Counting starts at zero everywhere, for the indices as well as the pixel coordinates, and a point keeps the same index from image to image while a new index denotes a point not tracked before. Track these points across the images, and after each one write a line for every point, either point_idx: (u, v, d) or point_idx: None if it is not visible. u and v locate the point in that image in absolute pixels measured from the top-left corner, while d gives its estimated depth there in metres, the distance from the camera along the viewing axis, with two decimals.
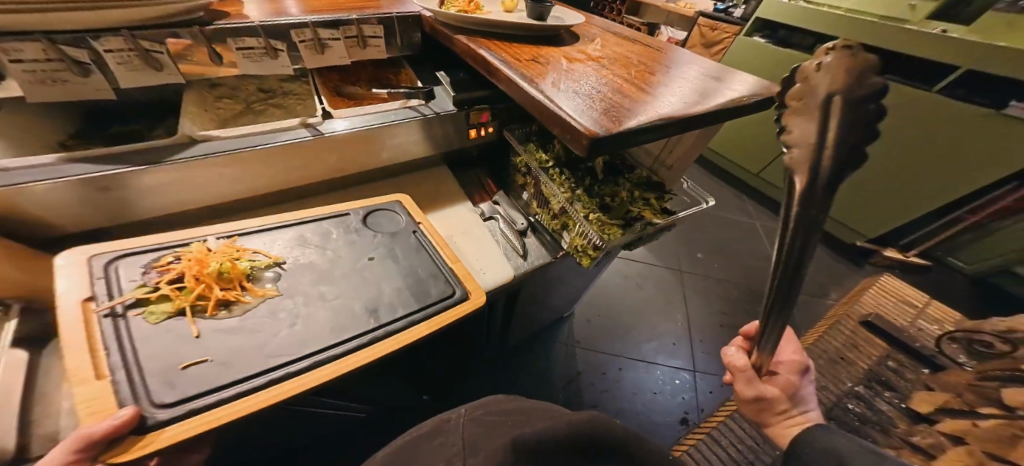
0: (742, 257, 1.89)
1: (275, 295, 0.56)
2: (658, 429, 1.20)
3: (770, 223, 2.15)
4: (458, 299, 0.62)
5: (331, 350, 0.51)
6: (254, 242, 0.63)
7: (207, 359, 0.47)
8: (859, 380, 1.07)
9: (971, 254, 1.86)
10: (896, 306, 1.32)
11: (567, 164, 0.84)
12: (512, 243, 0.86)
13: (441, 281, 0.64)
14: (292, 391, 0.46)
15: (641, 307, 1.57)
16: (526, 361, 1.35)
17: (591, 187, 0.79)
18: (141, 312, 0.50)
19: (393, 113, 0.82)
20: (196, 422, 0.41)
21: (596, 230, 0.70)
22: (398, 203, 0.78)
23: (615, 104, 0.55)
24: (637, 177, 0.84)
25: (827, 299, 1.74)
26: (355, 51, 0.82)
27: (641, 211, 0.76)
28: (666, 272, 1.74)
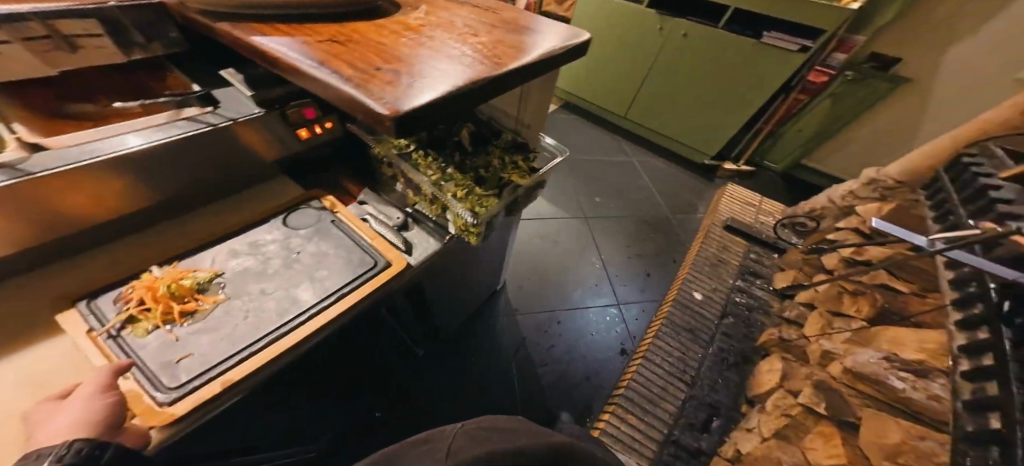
0: (631, 192, 2.12)
1: (226, 299, 0.50)
2: (602, 365, 1.30)
3: (646, 157, 2.43)
4: (381, 267, 0.58)
5: (290, 324, 0.48)
6: (199, 258, 0.54)
7: (187, 355, 0.43)
8: (738, 275, 1.32)
9: (776, 155, 2.33)
10: (743, 207, 1.67)
11: (431, 146, 0.68)
12: (393, 238, 0.64)
13: (362, 250, 0.60)
14: (263, 361, 0.44)
15: (562, 260, 1.64)
16: (467, 350, 1.28)
17: (462, 163, 0.66)
18: (126, 331, 0.45)
19: (161, 128, 0.51)
20: (192, 402, 0.39)
21: (467, 207, 0.59)
22: (314, 197, 0.67)
23: (427, 70, 0.44)
24: (504, 141, 0.71)
25: (697, 213, 2.07)
26: (58, 56, 0.51)
27: (509, 176, 0.66)
28: (574, 222, 1.84)
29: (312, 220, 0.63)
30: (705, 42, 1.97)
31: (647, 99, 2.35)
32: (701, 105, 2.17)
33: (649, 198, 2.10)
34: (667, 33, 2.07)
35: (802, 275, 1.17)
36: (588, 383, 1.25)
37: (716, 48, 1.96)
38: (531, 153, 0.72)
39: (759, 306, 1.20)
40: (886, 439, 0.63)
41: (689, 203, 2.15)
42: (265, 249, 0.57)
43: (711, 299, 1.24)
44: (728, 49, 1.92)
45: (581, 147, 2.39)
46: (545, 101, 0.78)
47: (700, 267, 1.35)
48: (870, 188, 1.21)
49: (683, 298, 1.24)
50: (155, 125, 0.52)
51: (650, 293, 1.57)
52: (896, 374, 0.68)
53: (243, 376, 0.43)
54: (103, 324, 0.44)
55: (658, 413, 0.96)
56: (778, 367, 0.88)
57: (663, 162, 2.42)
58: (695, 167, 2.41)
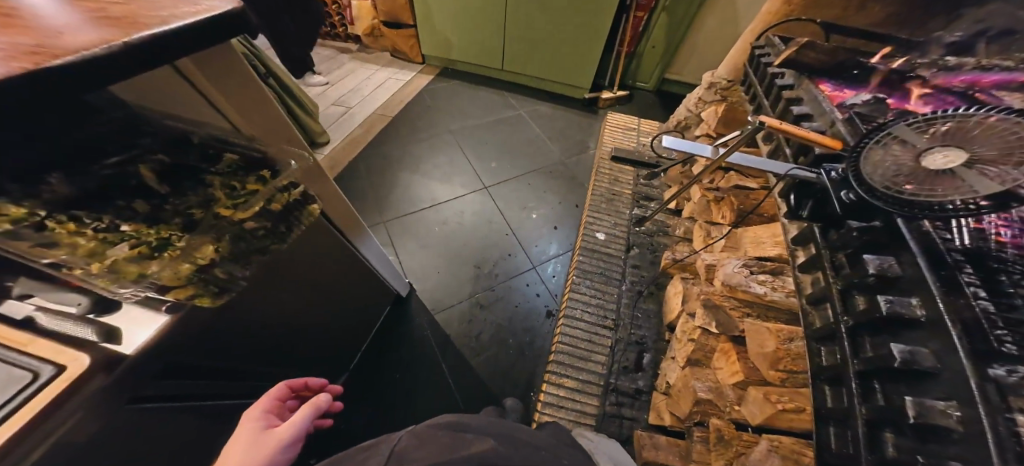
0: (523, 147, 2.05)
1: None
2: (531, 334, 1.27)
3: (530, 106, 2.34)
4: (45, 377, 0.34)
5: None
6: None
7: None
8: (633, 203, 1.36)
9: (643, 73, 2.42)
10: (625, 134, 1.71)
11: (83, 203, 0.41)
12: (82, 333, 0.37)
13: (4, 368, 0.35)
14: None
15: (469, 241, 1.54)
16: (387, 380, 1.13)
17: (151, 212, 0.45)
18: None
19: None
20: None
21: (130, 280, 0.41)
22: None
23: None
24: (223, 164, 0.52)
25: (589, 149, 2.09)
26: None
27: (227, 208, 0.50)
28: (472, 197, 1.73)
29: None
30: None
31: (512, 46, 2.24)
32: (561, 41, 2.12)
33: (542, 148, 2.06)
34: None
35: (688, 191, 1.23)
36: (526, 357, 1.22)
37: None
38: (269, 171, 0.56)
39: (658, 229, 1.25)
40: (766, 347, 0.67)
41: (580, 141, 2.15)
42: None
43: (614, 235, 1.26)
44: None
45: (462, 113, 2.21)
46: (230, 93, 0.49)
47: (597, 206, 1.35)
48: (711, 91, 1.29)
49: (589, 243, 1.24)
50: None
51: (557, 244, 1.56)
52: (755, 279, 0.75)
53: None
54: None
55: (590, 367, 0.97)
56: (680, 290, 0.94)
57: (548, 106, 2.36)
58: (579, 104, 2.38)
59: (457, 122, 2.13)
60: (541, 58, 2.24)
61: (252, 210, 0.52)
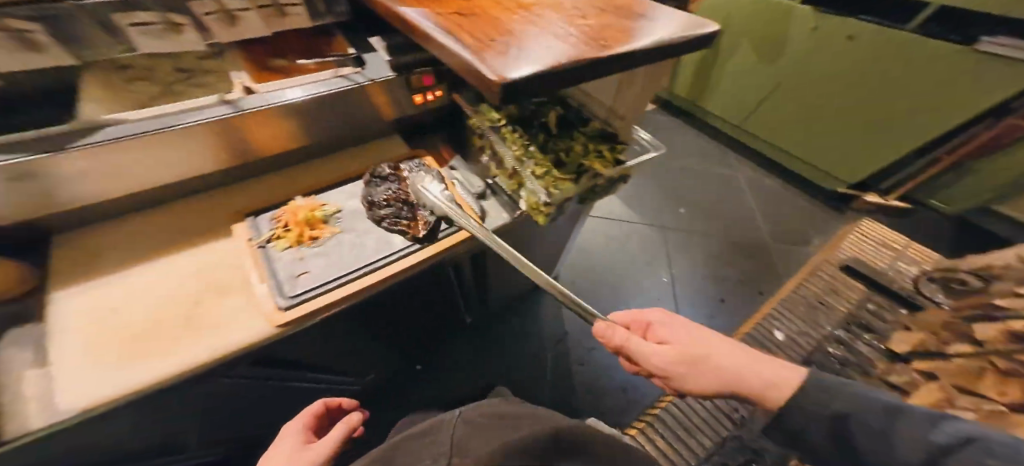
0: (725, 208, 1.87)
1: (332, 233, 0.65)
2: (648, 378, 1.24)
3: (757, 172, 2.09)
4: (453, 229, 0.68)
5: (369, 266, 0.61)
6: (329, 196, 0.70)
7: (306, 271, 0.59)
8: (840, 324, 1.14)
9: (952, 194, 1.78)
10: (875, 249, 1.37)
11: (517, 120, 0.66)
12: (474, 204, 0.70)
13: (446, 205, 0.69)
14: (351, 290, 0.58)
15: (624, 266, 1.56)
16: (508, 330, 1.35)
17: (544, 143, 0.65)
18: (273, 243, 0.63)
19: (320, 82, 0.65)
20: (312, 306, 0.56)
21: (541, 189, 0.59)
22: (417, 157, 0.77)
23: (557, 47, 0.43)
24: (591, 128, 0.68)
25: (808, 246, 1.73)
26: (276, 22, 0.60)
27: (590, 163, 0.63)
28: (647, 230, 1.72)
29: (407, 176, 0.74)
30: (883, 52, 1.50)
31: (779, 117, 1.93)
32: (850, 124, 1.71)
33: (750, 220, 1.82)
34: (829, 35, 1.62)
35: (931, 341, 0.92)
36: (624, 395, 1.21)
37: (895, 59, 1.48)
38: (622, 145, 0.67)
39: (857, 363, 1.02)
40: None
41: (800, 231, 1.80)
42: (376, 193, 0.68)
43: (793, 344, 1.12)
44: (914, 63, 1.44)
45: (677, 153, 2.16)
46: (652, 89, 0.69)
47: (789, 305, 1.22)
48: None
49: (760, 336, 1.14)
50: (320, 80, 0.65)
51: (717, 319, 1.42)
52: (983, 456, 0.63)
53: (331, 301, 0.57)
54: (261, 236, 0.63)
55: (691, 441, 0.90)
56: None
57: (777, 181, 2.05)
58: (824, 192, 1.97)
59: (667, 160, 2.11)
60: (805, 133, 1.87)
61: (598, 172, 0.63)
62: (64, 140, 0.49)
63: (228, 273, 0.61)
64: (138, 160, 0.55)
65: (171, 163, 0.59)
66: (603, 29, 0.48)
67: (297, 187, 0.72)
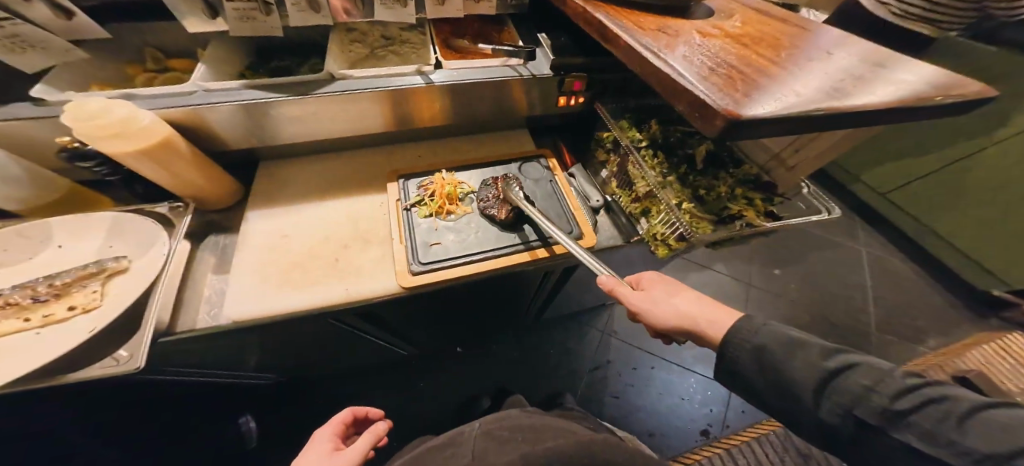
0: (826, 276, 1.69)
1: (466, 212, 0.72)
2: (676, 432, 1.34)
3: (880, 248, 1.83)
4: (574, 236, 0.72)
5: (492, 252, 0.68)
6: (467, 175, 0.79)
7: (438, 243, 0.69)
8: None
9: None
10: (1013, 369, 1.16)
11: (664, 148, 0.72)
12: (586, 214, 0.77)
13: (567, 213, 0.76)
14: (473, 270, 0.66)
15: None
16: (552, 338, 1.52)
17: (683, 176, 0.69)
18: (416, 207, 0.73)
19: (490, 70, 0.75)
20: (441, 276, 0.65)
21: (685, 221, 0.62)
22: (541, 156, 0.85)
23: (757, 84, 0.44)
24: (741, 172, 0.70)
25: (921, 345, 1.51)
26: (469, 5, 0.71)
27: (734, 209, 0.65)
28: (728, 280, 1.63)
29: (538, 175, 0.81)
30: None
31: (941, 195, 1.61)
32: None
33: (857, 299, 1.62)
34: None
35: None
36: (650, 438, 1.32)
37: None
38: (777, 198, 0.67)
39: None
40: None
41: (916, 326, 1.58)
42: (482, 191, 0.72)
43: None
44: None
45: None
46: (829, 150, 0.65)
47: None
48: None
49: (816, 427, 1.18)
50: (491, 67, 0.74)
51: None
52: None
53: (455, 276, 0.65)
54: (408, 200, 0.73)
55: None
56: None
57: (903, 264, 1.78)
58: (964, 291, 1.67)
59: None
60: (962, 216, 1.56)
61: (746, 221, 0.64)
62: (309, 87, 0.65)
63: (372, 227, 0.74)
64: (348, 111, 0.70)
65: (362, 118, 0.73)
66: (836, 80, 0.46)
67: (437, 161, 0.82)
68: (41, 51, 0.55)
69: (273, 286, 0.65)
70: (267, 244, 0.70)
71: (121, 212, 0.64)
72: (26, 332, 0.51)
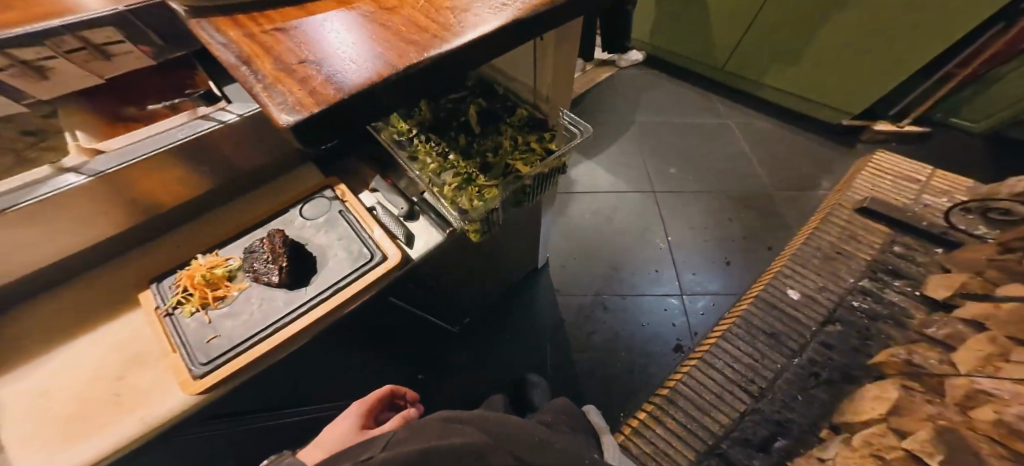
0: (720, 161, 1.71)
1: (243, 288, 0.54)
2: (650, 358, 1.17)
3: (753, 117, 1.90)
4: (377, 260, 0.57)
5: (295, 313, 0.52)
6: (237, 245, 0.59)
7: (215, 335, 0.50)
8: (863, 274, 1.04)
9: (971, 109, 1.65)
10: (894, 183, 1.24)
11: (435, 129, 0.71)
12: (396, 231, 0.64)
13: (369, 239, 0.60)
14: (265, 347, 0.49)
15: (617, 236, 1.45)
16: (494, 330, 1.23)
17: (466, 146, 0.69)
18: (175, 309, 0.52)
19: (174, 128, 0.53)
20: (229, 368, 0.47)
21: (467, 197, 0.62)
22: (329, 189, 0.66)
23: (343, 55, 0.34)
24: (516, 117, 0.72)
25: (819, 190, 1.61)
26: (98, 66, 0.49)
27: (515, 162, 0.66)
28: (636, 196, 1.58)
29: (314, 218, 0.62)
30: None
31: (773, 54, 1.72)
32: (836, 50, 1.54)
33: (751, 170, 1.68)
34: None
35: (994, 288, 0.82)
36: (631, 375, 1.14)
37: None
38: (550, 132, 0.71)
39: (887, 314, 0.94)
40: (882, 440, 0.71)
41: (809, 174, 1.67)
42: (252, 262, 0.55)
43: (811, 301, 1.01)
44: None
45: (665, 109, 1.92)
46: (567, 64, 0.67)
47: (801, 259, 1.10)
48: None
49: (771, 294, 1.05)
50: (172, 126, 0.53)
51: (727, 287, 1.33)
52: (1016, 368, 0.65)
53: (248, 360, 0.48)
54: (168, 303, 0.52)
55: (705, 420, 0.85)
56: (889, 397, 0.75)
57: (777, 123, 1.87)
58: (829, 129, 1.82)
59: (649, 119, 1.87)
60: (787, 66, 1.71)
61: (527, 169, 0.66)
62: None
63: (145, 344, 0.52)
64: None
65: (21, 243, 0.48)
66: (429, 18, 0.39)
67: (211, 234, 0.63)
68: None
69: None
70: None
71: None
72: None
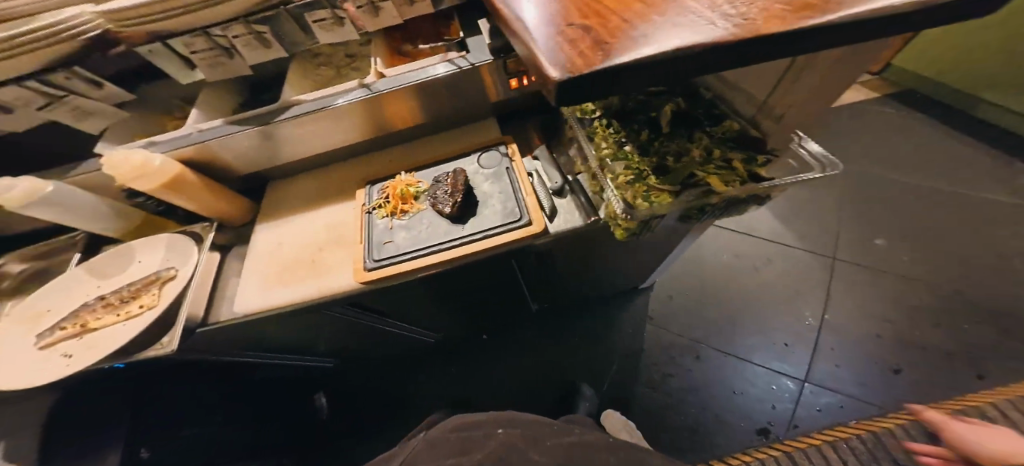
0: (967, 249, 1.23)
1: (417, 210, 0.72)
2: (724, 428, 1.08)
3: None
4: (521, 224, 0.65)
5: (436, 246, 0.67)
6: (427, 174, 0.78)
7: (388, 241, 0.70)
8: None
9: None
10: None
11: (624, 115, 0.59)
12: (545, 199, 0.69)
13: (523, 198, 0.68)
14: (411, 267, 0.66)
15: (753, 291, 1.26)
16: (561, 328, 1.33)
17: (646, 143, 0.55)
18: (373, 209, 0.75)
19: (431, 68, 0.72)
20: (391, 269, 0.66)
21: (623, 199, 0.51)
22: (502, 144, 0.78)
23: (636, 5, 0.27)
24: (720, 130, 0.53)
25: None
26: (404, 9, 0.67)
27: (706, 177, 0.51)
28: (803, 255, 1.29)
29: (492, 166, 0.75)
30: None
31: None
32: None
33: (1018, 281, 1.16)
34: None
35: None
36: (693, 436, 1.09)
37: None
38: (768, 156, 0.52)
39: None
40: None
41: None
42: (436, 190, 0.71)
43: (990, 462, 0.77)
44: None
45: (899, 158, 1.45)
46: (834, 90, 0.43)
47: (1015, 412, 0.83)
48: None
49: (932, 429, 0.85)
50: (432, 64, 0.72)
51: (872, 397, 1.06)
52: None
53: (401, 271, 0.66)
54: (370, 203, 0.75)
55: None
56: None
57: None
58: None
59: (866, 167, 1.44)
60: None
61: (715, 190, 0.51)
62: (271, 116, 0.72)
63: (343, 229, 0.76)
64: (314, 131, 0.77)
65: (320, 134, 0.78)
66: None
67: (414, 157, 0.86)
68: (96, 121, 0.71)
69: (249, 281, 0.74)
70: (265, 252, 0.78)
71: (174, 233, 0.81)
72: (113, 324, 0.69)
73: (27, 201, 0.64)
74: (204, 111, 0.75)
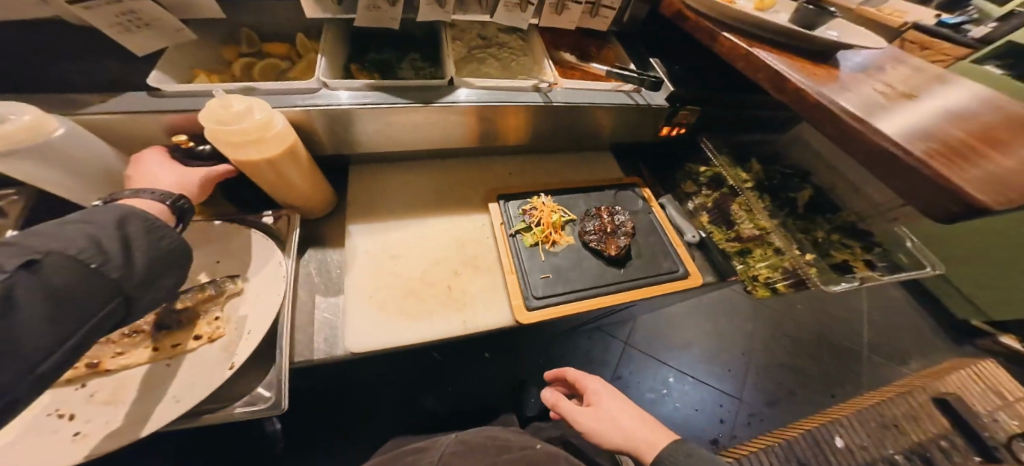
0: None
1: (566, 243, 0.70)
2: None
3: None
4: (679, 276, 0.71)
5: (594, 290, 0.65)
6: (561, 201, 0.77)
7: (545, 276, 0.65)
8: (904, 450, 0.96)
9: None
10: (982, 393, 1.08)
11: (767, 189, 0.85)
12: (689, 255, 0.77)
13: (669, 249, 0.75)
14: (585, 308, 0.63)
15: (711, 325, 1.42)
16: (573, 345, 1.31)
17: (788, 221, 0.81)
18: (516, 234, 0.69)
19: (604, 94, 0.72)
20: (566, 307, 0.62)
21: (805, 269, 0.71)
22: (636, 186, 0.84)
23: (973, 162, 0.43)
24: (838, 220, 0.83)
25: None
26: (585, 18, 0.72)
27: (841, 256, 0.77)
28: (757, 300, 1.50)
29: (633, 208, 0.80)
30: None
31: None
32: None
33: None
34: None
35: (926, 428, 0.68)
36: None
37: None
38: (877, 247, 0.79)
39: None
40: None
41: None
42: (586, 224, 0.71)
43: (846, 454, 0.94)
44: None
45: None
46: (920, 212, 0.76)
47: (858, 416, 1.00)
48: None
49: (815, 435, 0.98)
50: (603, 90, 0.73)
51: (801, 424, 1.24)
52: None
53: (580, 309, 0.63)
54: (513, 225, 0.70)
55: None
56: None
57: None
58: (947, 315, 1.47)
59: None
60: None
61: (852, 268, 0.75)
62: (431, 94, 0.61)
63: (480, 252, 0.67)
64: (462, 123, 0.67)
65: (460, 128, 0.68)
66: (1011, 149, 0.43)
67: (538, 178, 0.82)
68: (150, 32, 0.50)
69: (359, 309, 0.56)
70: (377, 267, 0.62)
71: (224, 219, 0.56)
72: (155, 364, 0.43)
73: (21, 142, 0.38)
74: (328, 59, 0.61)
